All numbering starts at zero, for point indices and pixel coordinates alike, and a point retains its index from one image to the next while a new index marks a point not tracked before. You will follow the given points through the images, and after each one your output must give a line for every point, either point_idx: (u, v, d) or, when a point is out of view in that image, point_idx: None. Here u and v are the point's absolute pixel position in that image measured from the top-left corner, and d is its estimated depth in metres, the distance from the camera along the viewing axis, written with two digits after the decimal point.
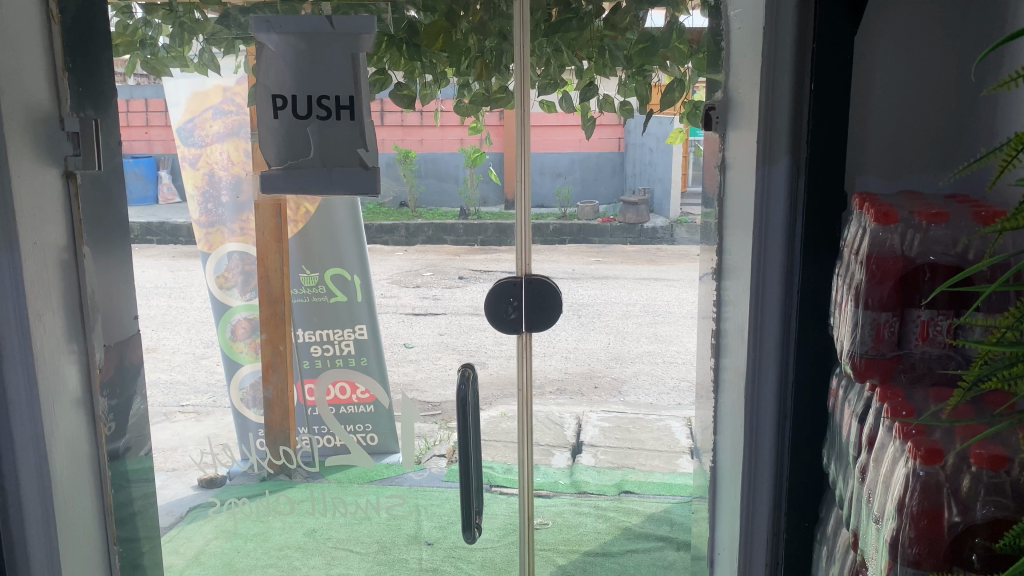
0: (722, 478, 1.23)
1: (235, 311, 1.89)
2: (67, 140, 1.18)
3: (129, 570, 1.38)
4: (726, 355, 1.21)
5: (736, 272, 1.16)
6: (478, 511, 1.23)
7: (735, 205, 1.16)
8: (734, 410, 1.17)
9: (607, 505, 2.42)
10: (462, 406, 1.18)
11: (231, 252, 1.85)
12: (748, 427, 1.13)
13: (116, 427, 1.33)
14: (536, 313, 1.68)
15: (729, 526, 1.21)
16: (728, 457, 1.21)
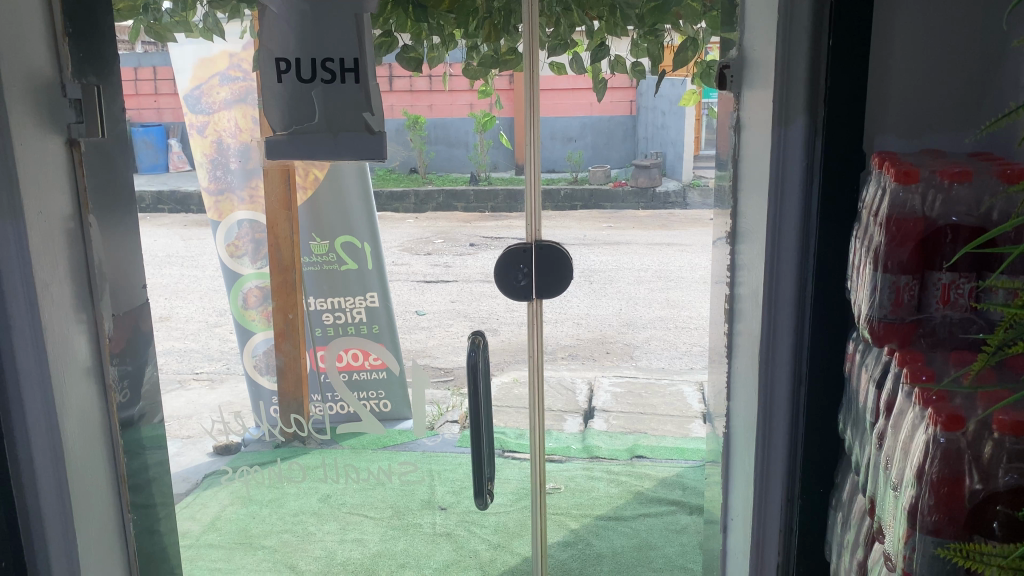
0: (737, 444, 1.22)
1: (246, 279, 2.12)
2: (70, 107, 1.16)
3: (145, 536, 1.38)
4: (740, 321, 1.19)
5: (751, 236, 1.14)
6: (490, 477, 1.23)
7: (751, 167, 1.14)
8: (749, 376, 1.16)
9: (620, 469, 2.53)
10: (473, 372, 1.17)
11: (241, 220, 2.06)
12: (763, 391, 1.12)
13: (130, 395, 1.31)
14: (547, 279, 1.59)
15: (742, 492, 1.20)
16: (742, 423, 1.20)
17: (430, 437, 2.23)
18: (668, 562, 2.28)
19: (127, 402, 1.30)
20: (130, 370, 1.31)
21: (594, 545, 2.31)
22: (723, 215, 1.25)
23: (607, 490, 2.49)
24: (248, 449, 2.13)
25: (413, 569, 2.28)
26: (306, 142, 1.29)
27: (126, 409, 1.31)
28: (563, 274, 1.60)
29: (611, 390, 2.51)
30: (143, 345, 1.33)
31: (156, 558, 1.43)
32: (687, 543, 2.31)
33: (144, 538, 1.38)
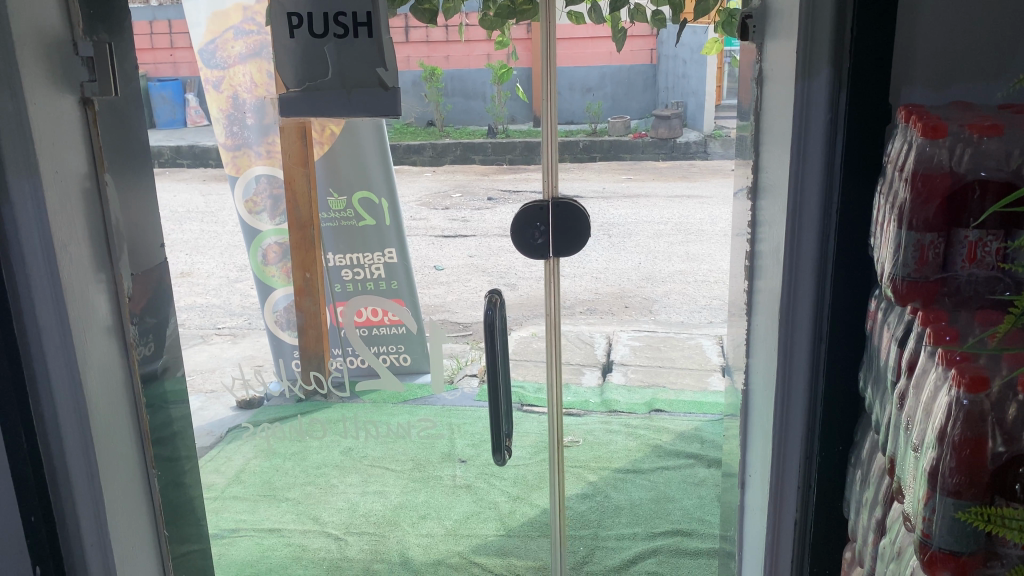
0: (756, 400, 1.21)
1: (264, 236, 2.44)
2: (82, 65, 1.15)
3: (172, 488, 1.41)
4: (761, 277, 1.17)
5: (775, 188, 1.11)
6: (508, 434, 1.23)
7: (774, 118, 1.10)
8: (769, 332, 1.15)
9: (639, 423, 2.84)
10: (489, 332, 1.17)
11: (257, 176, 2.31)
12: (782, 346, 1.11)
13: (153, 349, 1.33)
14: (563, 241, 1.51)
15: (761, 449, 1.20)
16: (761, 380, 1.19)
17: (450, 393, 2.64)
18: (687, 514, 2.34)
19: (148, 356, 1.31)
20: (153, 323, 1.32)
21: (613, 497, 2.40)
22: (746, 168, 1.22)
23: (624, 443, 2.72)
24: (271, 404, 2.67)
25: (434, 520, 2.33)
26: (319, 99, 1.27)
27: (148, 363, 1.32)
28: (580, 234, 1.51)
29: (629, 342, 3.19)
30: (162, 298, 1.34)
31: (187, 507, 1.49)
32: (704, 496, 2.41)
33: (171, 491, 1.41)
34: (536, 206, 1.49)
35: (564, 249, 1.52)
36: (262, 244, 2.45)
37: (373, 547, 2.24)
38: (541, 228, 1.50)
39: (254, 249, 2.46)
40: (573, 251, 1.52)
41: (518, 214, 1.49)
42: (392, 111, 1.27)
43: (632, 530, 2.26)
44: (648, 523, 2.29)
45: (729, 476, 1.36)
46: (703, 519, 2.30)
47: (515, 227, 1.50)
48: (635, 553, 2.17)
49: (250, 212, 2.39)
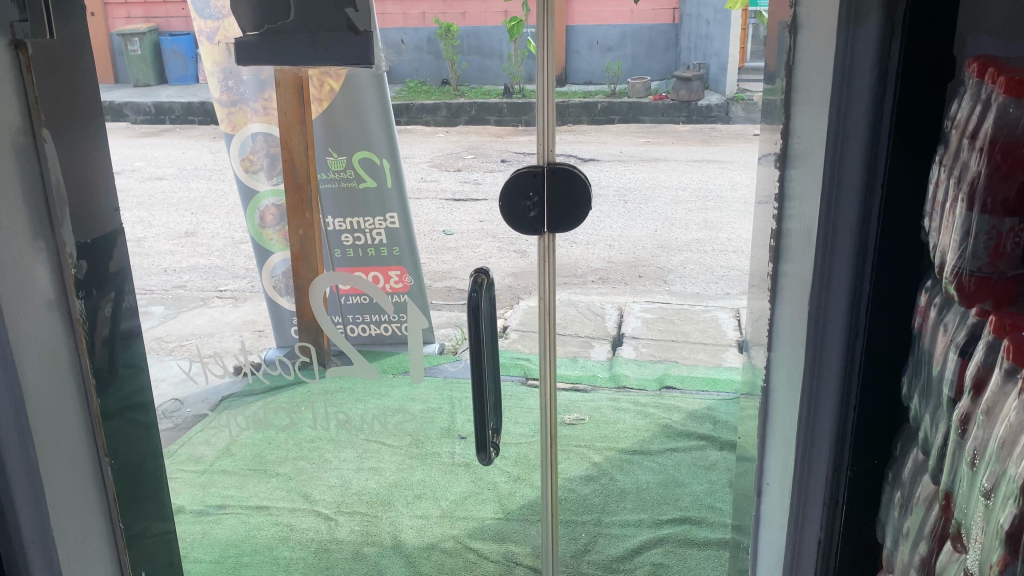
0: (771, 403, 1.04)
1: (265, 196, 3.05)
2: (12, 4, 1.01)
3: (151, 458, 1.32)
4: (782, 262, 0.99)
5: (801, 154, 0.92)
6: (496, 429, 1.11)
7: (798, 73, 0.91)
8: (788, 326, 0.97)
9: (647, 401, 2.73)
10: (474, 317, 1.03)
11: (256, 133, 2.92)
12: (811, 346, 0.93)
13: (131, 305, 1.22)
14: (559, 213, 1.27)
15: (778, 459, 1.03)
16: (779, 382, 1.02)
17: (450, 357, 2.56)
18: (697, 501, 2.21)
19: (128, 310, 1.22)
20: (124, 279, 1.21)
21: (618, 480, 2.28)
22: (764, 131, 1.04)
23: (632, 423, 2.59)
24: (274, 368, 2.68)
25: (429, 499, 2.22)
26: (279, 43, 1.16)
27: (128, 318, 1.22)
28: (579, 203, 1.27)
29: (640, 308, 3.46)
30: (121, 262, 1.21)
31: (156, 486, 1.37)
32: (714, 482, 2.28)
33: (151, 462, 1.33)
34: (529, 171, 1.25)
35: (559, 223, 1.28)
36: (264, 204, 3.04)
37: (365, 528, 2.12)
38: (535, 196, 1.26)
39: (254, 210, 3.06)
40: (569, 225, 1.28)
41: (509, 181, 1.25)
42: (364, 59, 1.14)
43: (638, 516, 2.13)
44: (655, 510, 2.17)
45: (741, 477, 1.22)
46: (713, 506, 2.17)
47: (503, 197, 1.26)
48: (640, 542, 2.04)
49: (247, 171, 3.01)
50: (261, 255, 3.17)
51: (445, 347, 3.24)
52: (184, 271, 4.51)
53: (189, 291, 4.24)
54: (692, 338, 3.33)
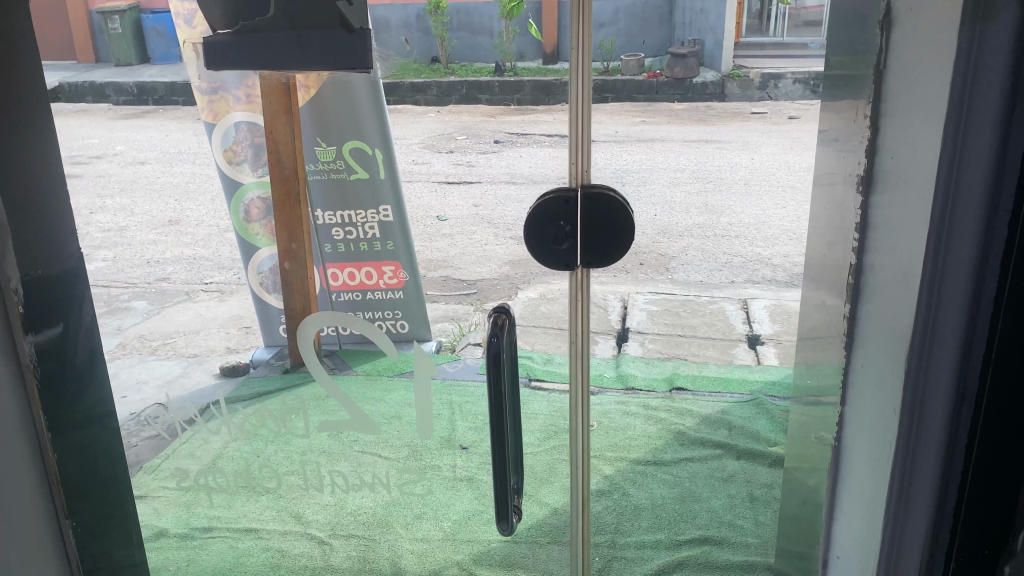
0: (850, 474, 0.87)
1: (249, 188, 2.88)
2: None
3: (114, 502, 1.17)
4: (866, 308, 0.81)
5: (896, 181, 0.75)
6: (517, 489, 0.97)
7: (891, 77, 0.75)
8: (869, 384, 0.82)
9: (657, 404, 2.59)
10: (495, 366, 0.88)
11: (239, 123, 2.75)
12: (910, 416, 0.76)
13: (86, 329, 1.08)
14: (597, 247, 1.03)
15: (858, 540, 0.86)
16: (861, 450, 0.85)
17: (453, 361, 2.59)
18: (715, 518, 2.07)
19: (83, 338, 1.08)
20: (79, 302, 1.07)
21: (631, 495, 2.14)
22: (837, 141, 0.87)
23: (643, 429, 2.45)
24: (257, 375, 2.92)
25: (430, 520, 2.07)
26: (260, 43, 1.01)
27: (86, 347, 1.09)
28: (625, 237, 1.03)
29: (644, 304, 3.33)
30: (77, 286, 1.06)
31: (126, 536, 1.21)
32: (734, 496, 2.14)
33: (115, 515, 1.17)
34: (560, 192, 1.02)
35: (599, 262, 1.04)
36: (246, 197, 2.89)
37: (362, 554, 1.98)
38: (566, 224, 1.03)
39: (237, 203, 2.91)
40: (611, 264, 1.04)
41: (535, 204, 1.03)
42: (361, 61, 1.01)
43: (654, 536, 1.99)
44: (672, 529, 2.02)
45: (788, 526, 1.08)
46: (734, 524, 2.03)
47: (528, 224, 1.03)
48: (659, 565, 1.89)
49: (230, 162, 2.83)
50: (246, 251, 3.00)
51: (443, 345, 3.08)
52: (168, 262, 4.33)
53: (173, 284, 4.07)
54: (700, 334, 3.19)
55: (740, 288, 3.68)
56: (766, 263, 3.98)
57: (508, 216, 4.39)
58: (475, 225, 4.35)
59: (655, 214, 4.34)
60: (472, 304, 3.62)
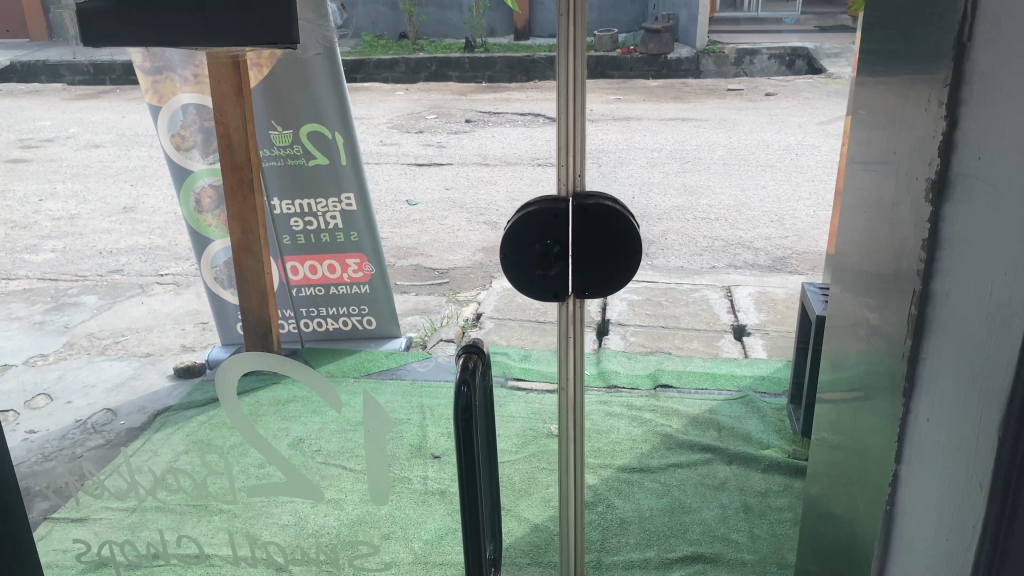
0: (918, 523, 0.75)
1: (199, 177, 2.66)
2: None
3: None
4: (943, 336, 0.69)
5: (984, 187, 0.62)
6: (495, 561, 0.80)
7: (986, 60, 0.62)
8: (934, 423, 0.71)
9: (641, 404, 2.44)
10: (465, 422, 0.70)
11: (186, 104, 2.53)
12: (1005, 476, 0.63)
13: None
14: (591, 268, 0.92)
15: None
16: (932, 500, 0.73)
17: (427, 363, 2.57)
18: (707, 532, 1.92)
19: None
20: None
21: (617, 508, 1.98)
22: (909, 127, 0.75)
23: (627, 432, 2.30)
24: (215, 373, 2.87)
25: (399, 540, 1.90)
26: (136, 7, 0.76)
27: None
28: (631, 258, 0.92)
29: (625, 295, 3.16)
30: None
31: None
32: (727, 506, 1.99)
33: None
34: (545, 202, 0.91)
35: (594, 289, 0.94)
36: (196, 185, 2.67)
37: None
38: (552, 242, 0.91)
39: (187, 192, 2.69)
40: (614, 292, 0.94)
41: (514, 218, 0.92)
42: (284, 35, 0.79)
43: (643, 555, 1.84)
44: (662, 546, 1.87)
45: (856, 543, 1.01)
46: (728, 539, 1.88)
47: (507, 239, 0.92)
48: None
49: (177, 148, 2.61)
50: (199, 244, 2.79)
51: (412, 341, 2.89)
52: (122, 253, 4.08)
53: (127, 276, 3.83)
54: (683, 324, 3.04)
55: (721, 274, 3.55)
56: (748, 246, 3.84)
57: (482, 199, 4.20)
58: (447, 209, 4.15)
59: (632, 195, 4.18)
60: (444, 294, 3.43)
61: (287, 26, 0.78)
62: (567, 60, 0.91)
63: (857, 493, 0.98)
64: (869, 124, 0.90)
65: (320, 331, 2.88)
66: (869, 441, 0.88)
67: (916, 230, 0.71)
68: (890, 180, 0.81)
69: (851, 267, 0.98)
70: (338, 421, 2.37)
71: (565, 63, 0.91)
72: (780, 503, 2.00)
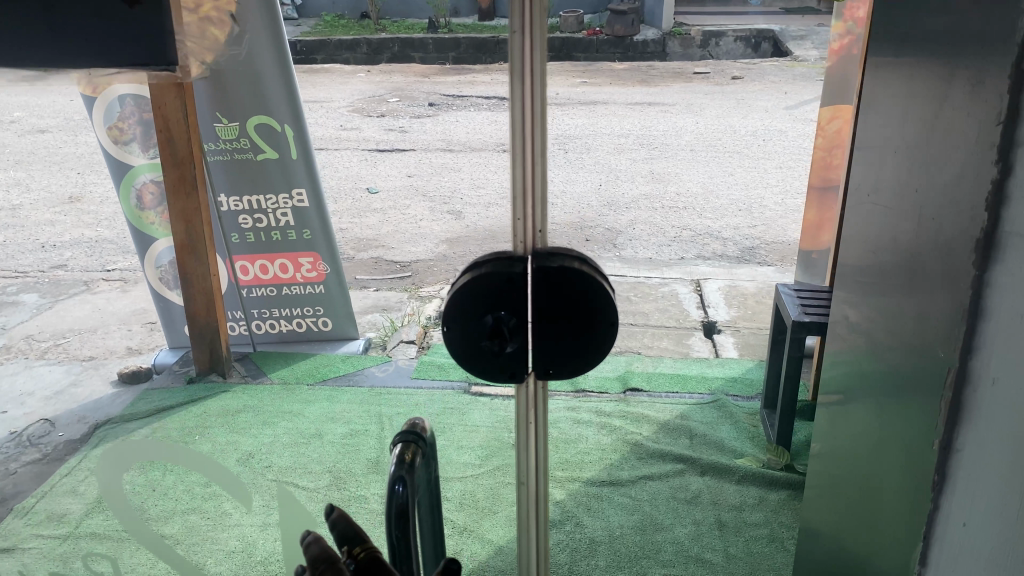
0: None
1: (138, 172, 2.50)
2: None
3: None
4: (999, 398, 0.61)
5: None
6: None
7: None
8: (974, 495, 0.66)
9: (610, 410, 2.33)
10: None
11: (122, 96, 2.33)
12: None
13: None
14: (560, 348, 0.73)
15: None
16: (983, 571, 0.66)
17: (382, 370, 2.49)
18: (680, 551, 1.83)
19: None
20: None
21: (585, 528, 1.88)
22: (943, 150, 0.67)
23: (596, 441, 2.19)
24: (160, 377, 2.71)
25: None
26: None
27: None
28: (611, 329, 0.73)
29: None
30: None
31: None
32: (700, 523, 1.90)
33: None
34: (497, 263, 0.73)
35: (565, 366, 0.74)
36: (136, 181, 2.50)
37: None
38: (508, 313, 0.72)
39: (126, 189, 2.53)
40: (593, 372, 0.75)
41: (463, 288, 0.72)
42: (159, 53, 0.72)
43: None
44: (633, 569, 1.77)
45: (833, 546, 0.99)
46: (702, 559, 1.79)
47: (448, 313, 0.73)
48: None
49: (115, 142, 2.44)
50: (141, 244, 2.64)
51: (371, 342, 2.75)
52: (66, 246, 3.86)
53: (71, 271, 3.62)
54: (652, 322, 2.93)
55: (689, 266, 3.38)
56: (715, 234, 3.75)
57: (445, 186, 4.05)
58: (410, 198, 3.99)
59: (601, 183, 4.05)
60: (405, 289, 3.29)
61: (162, 43, 0.71)
62: (527, 98, 0.69)
63: (845, 516, 0.94)
64: (879, 122, 0.81)
65: (274, 333, 2.74)
66: (875, 477, 0.83)
67: (956, 273, 0.64)
68: (910, 208, 0.73)
69: (849, 270, 0.90)
70: (291, 433, 2.24)
71: (522, 134, 0.70)
72: (755, 518, 1.91)
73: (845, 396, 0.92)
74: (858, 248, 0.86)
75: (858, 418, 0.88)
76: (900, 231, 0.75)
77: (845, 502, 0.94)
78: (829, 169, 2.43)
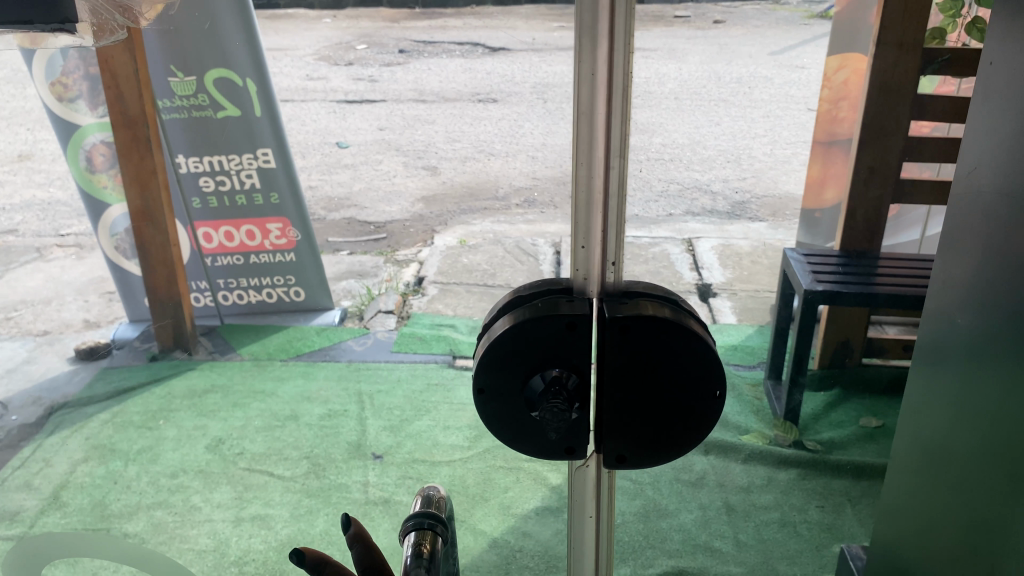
0: None
1: (87, 130, 2.27)
2: None
3: None
4: None
5: None
6: None
7: None
8: None
9: None
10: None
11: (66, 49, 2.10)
12: None
13: None
14: (639, 417, 0.58)
15: None
16: None
17: (358, 346, 2.39)
18: (687, 540, 1.71)
19: None
20: None
21: None
22: None
23: None
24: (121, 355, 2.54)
25: (335, 548, 1.62)
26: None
27: None
28: (712, 402, 0.58)
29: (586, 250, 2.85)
30: None
31: None
32: (708, 507, 1.78)
33: None
34: (555, 293, 0.59)
35: (638, 453, 0.60)
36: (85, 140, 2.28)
37: None
38: (566, 370, 0.57)
39: (74, 149, 2.31)
40: (670, 460, 0.60)
41: (513, 324, 0.57)
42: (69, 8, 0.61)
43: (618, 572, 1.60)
44: (639, 562, 1.64)
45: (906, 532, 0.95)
46: (711, 547, 1.67)
47: (478, 370, 0.59)
48: None
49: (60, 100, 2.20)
50: (94, 211, 2.43)
51: (347, 313, 2.60)
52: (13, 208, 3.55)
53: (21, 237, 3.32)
54: None
55: (682, 224, 3.08)
56: (703, 190, 3.36)
57: (418, 142, 3.82)
58: (382, 153, 3.77)
59: None
60: (381, 252, 3.09)
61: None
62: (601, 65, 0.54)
63: (930, 515, 0.89)
64: None
65: (243, 305, 2.57)
66: (986, 498, 0.78)
67: None
68: None
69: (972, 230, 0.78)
70: (264, 416, 2.08)
71: (587, 129, 0.56)
72: (765, 501, 1.79)
73: (937, 387, 0.85)
74: (984, 217, 0.77)
75: (967, 417, 0.80)
76: (985, 200, 0.77)
77: (929, 489, 0.89)
78: (835, 121, 2.28)
